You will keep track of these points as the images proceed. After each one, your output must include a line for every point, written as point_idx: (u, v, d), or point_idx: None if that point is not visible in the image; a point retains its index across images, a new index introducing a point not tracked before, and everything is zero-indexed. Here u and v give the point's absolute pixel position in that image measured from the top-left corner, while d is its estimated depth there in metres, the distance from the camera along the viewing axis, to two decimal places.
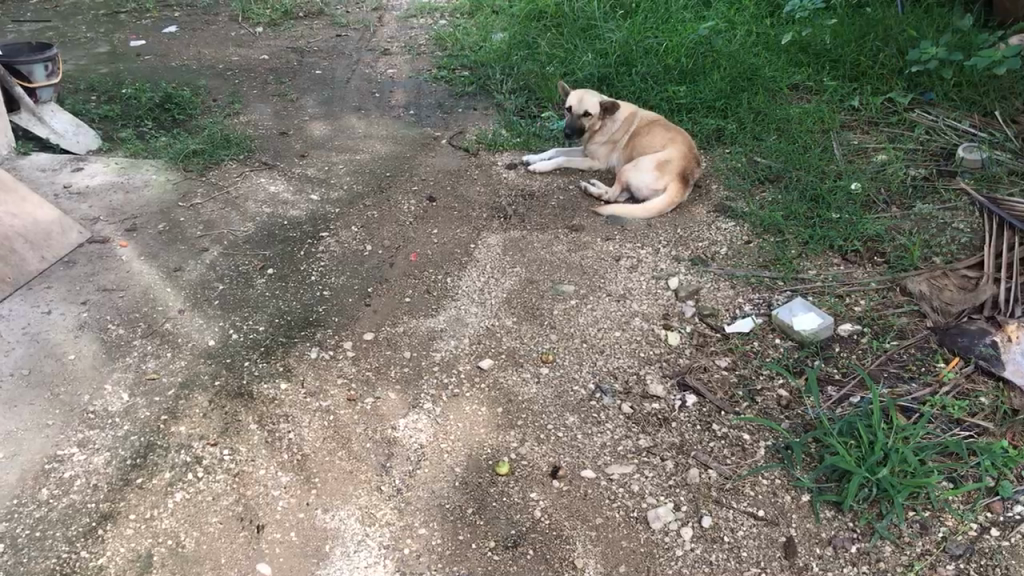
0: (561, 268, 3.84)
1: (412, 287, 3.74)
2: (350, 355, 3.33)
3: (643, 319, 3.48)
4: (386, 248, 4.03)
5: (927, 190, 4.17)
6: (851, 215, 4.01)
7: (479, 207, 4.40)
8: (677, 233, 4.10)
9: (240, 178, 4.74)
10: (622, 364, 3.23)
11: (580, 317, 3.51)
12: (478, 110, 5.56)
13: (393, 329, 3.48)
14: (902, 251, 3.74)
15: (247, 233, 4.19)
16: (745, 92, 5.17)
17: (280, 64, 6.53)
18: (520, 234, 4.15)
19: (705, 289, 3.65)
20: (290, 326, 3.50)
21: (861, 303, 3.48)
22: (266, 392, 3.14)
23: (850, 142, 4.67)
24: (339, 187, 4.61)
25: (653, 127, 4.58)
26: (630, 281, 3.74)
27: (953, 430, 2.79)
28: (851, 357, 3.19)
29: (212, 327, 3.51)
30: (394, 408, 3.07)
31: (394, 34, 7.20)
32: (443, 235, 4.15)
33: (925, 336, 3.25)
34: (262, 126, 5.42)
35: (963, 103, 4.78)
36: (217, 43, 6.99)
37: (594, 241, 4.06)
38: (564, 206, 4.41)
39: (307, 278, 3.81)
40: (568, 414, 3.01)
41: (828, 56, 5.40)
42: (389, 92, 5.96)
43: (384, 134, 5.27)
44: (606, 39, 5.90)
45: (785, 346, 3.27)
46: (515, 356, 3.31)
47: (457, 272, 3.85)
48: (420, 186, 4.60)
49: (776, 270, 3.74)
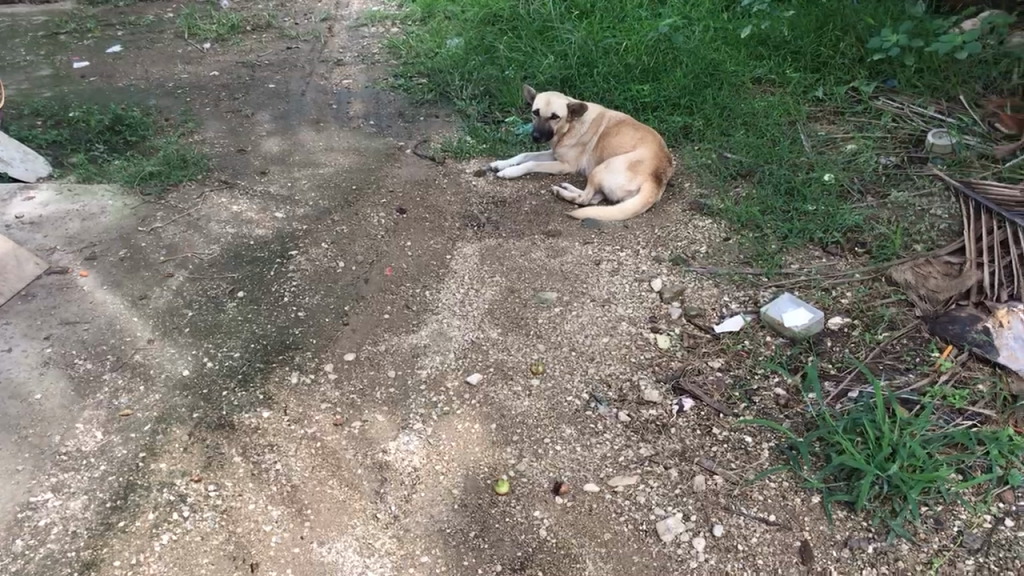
0: (542, 275, 3.77)
1: (390, 303, 3.62)
2: (332, 377, 3.20)
3: (630, 323, 3.42)
4: (360, 264, 3.90)
5: (900, 178, 4.16)
6: (828, 206, 3.98)
7: (451, 216, 4.30)
8: (656, 233, 4.03)
9: (201, 198, 4.58)
10: (614, 371, 3.15)
11: (566, 324, 3.43)
12: (440, 117, 5.46)
13: (374, 347, 3.36)
14: (883, 240, 3.72)
15: (213, 256, 4.05)
16: (709, 87, 5.13)
17: (231, 80, 6.37)
18: (496, 242, 4.06)
19: (690, 289, 3.60)
20: (266, 350, 3.36)
21: (848, 295, 3.44)
22: (247, 422, 3.00)
23: (818, 133, 4.66)
24: (305, 203, 4.47)
25: (622, 127, 4.51)
26: (613, 285, 3.67)
27: (956, 420, 2.76)
28: (844, 350, 3.15)
29: (185, 355, 3.37)
30: (383, 431, 2.96)
31: (347, 44, 7.07)
32: (417, 247, 4.03)
33: (916, 325, 3.22)
34: (218, 145, 5.26)
35: (926, 89, 4.79)
36: (165, 61, 6.81)
37: (572, 245, 3.99)
38: (538, 212, 4.33)
39: (280, 299, 3.67)
40: (563, 425, 2.93)
41: (788, 47, 5.38)
42: (346, 103, 5.83)
43: (346, 146, 5.14)
44: (565, 40, 5.83)
45: (777, 343, 3.21)
46: (504, 369, 3.21)
47: (435, 285, 3.75)
48: (389, 198, 4.47)
49: (759, 265, 3.69)
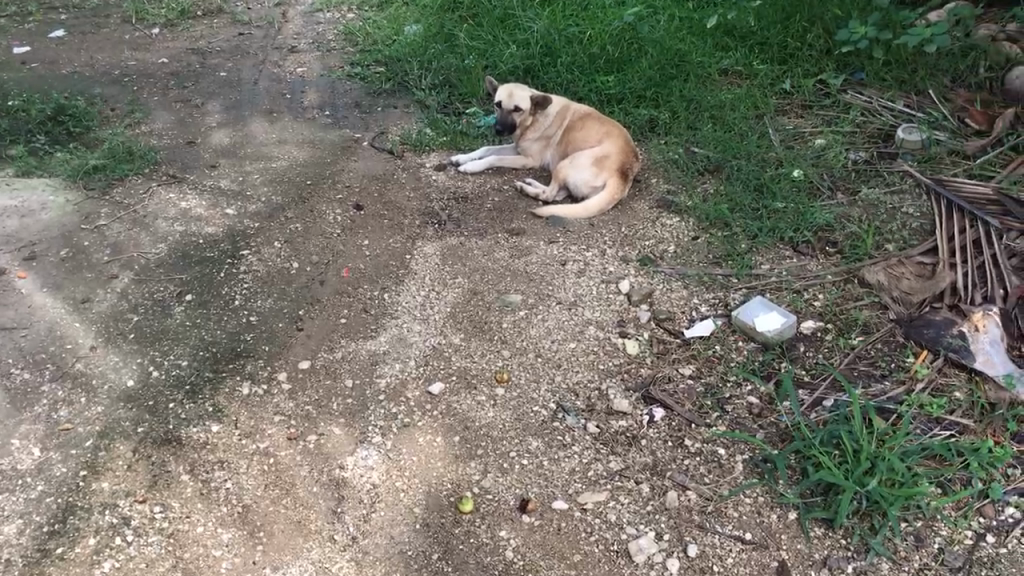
0: (505, 276, 3.64)
1: (347, 307, 3.47)
2: (286, 388, 3.04)
3: (598, 328, 3.30)
4: (315, 264, 3.72)
5: (870, 174, 4.08)
6: (798, 204, 3.89)
7: (411, 213, 4.15)
8: (622, 231, 3.91)
9: (147, 194, 4.38)
10: (581, 380, 3.03)
11: (532, 329, 3.31)
12: (398, 108, 5.29)
13: (330, 355, 3.21)
14: (855, 240, 3.64)
15: (160, 256, 3.86)
16: (675, 79, 5.01)
17: (180, 68, 6.14)
18: (458, 241, 3.92)
19: (658, 292, 3.49)
20: (216, 358, 3.19)
21: (820, 297, 3.35)
22: (195, 436, 2.84)
23: (787, 127, 4.57)
24: (257, 198, 4.29)
25: (587, 121, 4.38)
26: (580, 286, 3.55)
27: (934, 430, 2.68)
28: (817, 356, 3.06)
29: (129, 364, 3.19)
30: (340, 445, 2.82)
31: (301, 31, 6.85)
32: (375, 246, 3.87)
33: (890, 329, 3.14)
34: (166, 137, 5.05)
35: (894, 82, 4.73)
36: (111, 46, 6.54)
37: (537, 245, 3.86)
38: (500, 209, 4.19)
39: (230, 303, 3.49)
40: (530, 438, 2.80)
41: (755, 37, 5.28)
42: (301, 93, 5.64)
43: (301, 139, 4.95)
44: (527, 28, 5.67)
45: (749, 349, 3.11)
46: (467, 378, 3.07)
47: (395, 287, 3.60)
48: (345, 193, 4.29)
49: (729, 265, 3.59)
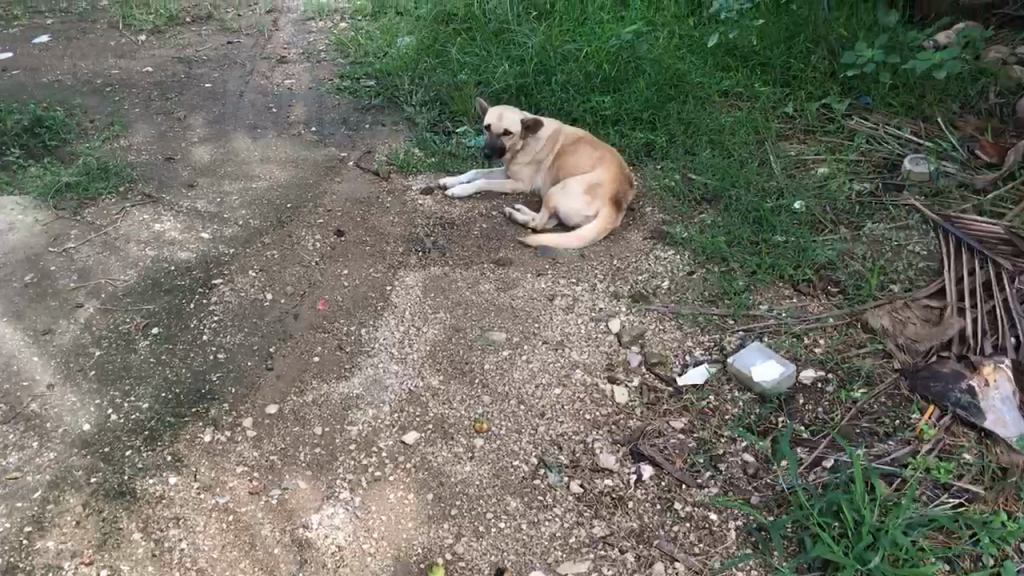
0: (490, 311, 3.46)
1: (322, 343, 3.28)
2: (251, 435, 2.86)
3: (585, 372, 3.12)
4: (289, 295, 3.54)
5: (874, 208, 3.90)
6: (799, 238, 3.71)
7: (394, 240, 3.96)
8: (614, 264, 3.73)
9: (120, 215, 4.20)
10: (566, 431, 2.85)
11: (515, 372, 3.13)
12: (387, 125, 5.11)
13: (300, 398, 3.02)
14: (858, 280, 3.45)
15: (129, 283, 3.68)
16: (674, 101, 4.83)
17: (165, 77, 5.95)
18: (441, 271, 3.74)
19: (650, 332, 3.30)
20: (179, 401, 3.00)
21: (821, 342, 3.17)
22: (151, 489, 2.65)
23: (789, 154, 4.39)
24: (234, 221, 4.10)
25: (579, 145, 4.20)
26: (568, 324, 3.36)
27: (941, 498, 2.50)
28: (817, 409, 2.88)
29: (87, 405, 3.00)
30: (305, 501, 2.63)
31: (291, 40, 6.66)
32: (354, 275, 3.69)
33: (894, 381, 2.96)
34: (145, 152, 4.87)
35: (901, 109, 4.55)
36: (94, 53, 6.35)
37: (524, 277, 3.67)
38: (488, 236, 4.01)
39: (198, 338, 3.31)
40: (508, 497, 2.62)
41: (757, 58, 5.10)
42: (287, 106, 5.46)
43: (284, 157, 4.76)
44: (522, 44, 5.49)
45: (745, 400, 2.93)
46: (444, 427, 2.89)
47: (373, 322, 3.41)
48: (326, 218, 4.11)
49: (725, 305, 3.41)
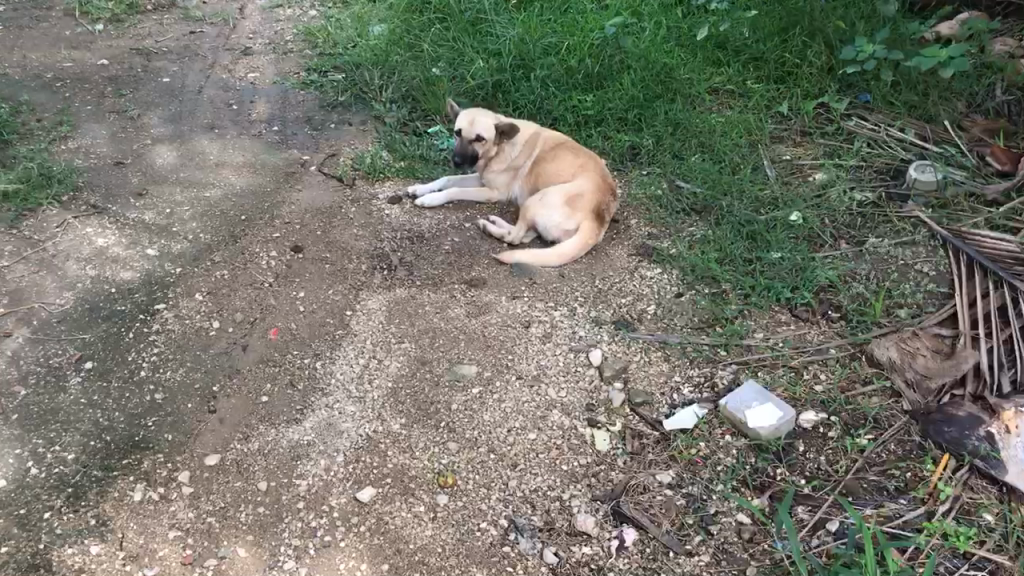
0: (459, 341, 3.14)
1: (272, 380, 2.97)
2: (186, 493, 2.56)
3: (563, 413, 2.81)
4: (239, 323, 3.22)
5: (877, 220, 3.61)
6: (797, 256, 3.41)
7: (357, 255, 3.65)
8: (595, 285, 3.42)
9: (60, 227, 3.85)
10: (540, 486, 2.55)
11: (485, 414, 2.82)
12: (353, 125, 4.77)
13: (244, 447, 2.71)
14: (862, 305, 3.16)
15: (64, 309, 3.34)
16: (661, 100, 4.52)
17: (120, 70, 5.57)
18: (408, 293, 3.42)
19: (635, 365, 2.99)
20: (109, 451, 2.69)
21: (823, 378, 2.87)
22: (69, 561, 2.35)
23: (784, 159, 4.08)
24: (182, 235, 3.77)
25: (559, 151, 3.88)
26: (544, 356, 3.06)
27: (961, 571, 2.22)
28: (819, 459, 2.59)
29: (6, 457, 2.68)
30: (243, 573, 2.34)
31: (258, 29, 6.26)
32: (311, 299, 3.37)
33: (904, 425, 2.68)
34: (92, 155, 4.51)
35: (903, 108, 4.25)
36: (45, 41, 5.91)
37: (498, 300, 3.36)
38: (460, 251, 3.69)
39: (135, 375, 2.99)
40: (473, 568, 2.33)
41: (749, 53, 4.78)
42: (249, 103, 5.10)
43: (242, 161, 4.42)
44: (499, 35, 5.15)
45: (739, 448, 2.63)
46: (403, 481, 2.59)
47: (330, 353, 3.10)
48: (284, 231, 3.79)
49: (717, 333, 3.10)
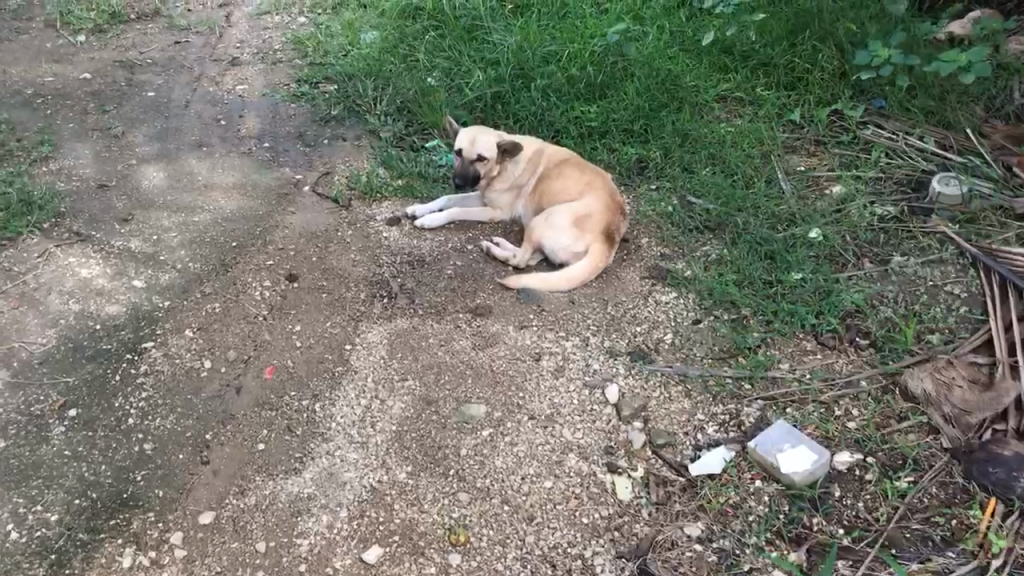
0: (466, 377, 2.96)
1: (268, 426, 2.79)
2: (179, 558, 2.39)
3: (580, 457, 2.64)
4: (232, 363, 3.04)
5: (901, 237, 3.44)
6: (820, 278, 3.24)
7: (355, 283, 3.46)
8: (608, 312, 3.23)
9: (41, 258, 3.65)
10: (559, 542, 2.38)
11: (497, 461, 2.64)
12: (347, 141, 4.58)
13: (240, 503, 2.54)
14: (891, 331, 2.99)
15: (46, 349, 3.15)
16: (667, 110, 4.34)
17: (103, 84, 5.36)
18: (409, 324, 3.23)
19: (654, 402, 2.82)
20: (95, 511, 2.51)
21: (855, 414, 2.71)
22: None
23: (799, 172, 3.92)
24: (171, 265, 3.58)
25: (564, 168, 3.70)
26: (557, 393, 2.88)
27: None
28: (857, 506, 2.42)
29: None
30: None
31: (245, 37, 6.05)
32: (308, 333, 3.18)
33: (945, 465, 2.51)
34: (75, 177, 4.31)
35: (921, 114, 4.08)
36: (24, 54, 5.69)
37: (505, 330, 3.17)
38: (464, 275, 3.49)
39: (123, 423, 2.80)
40: None
41: (757, 57, 4.61)
42: (237, 118, 4.90)
43: (232, 182, 4.23)
44: (496, 43, 4.96)
45: (772, 495, 2.46)
46: (412, 538, 2.42)
47: (329, 394, 2.92)
48: (277, 258, 3.60)
49: (740, 364, 2.93)
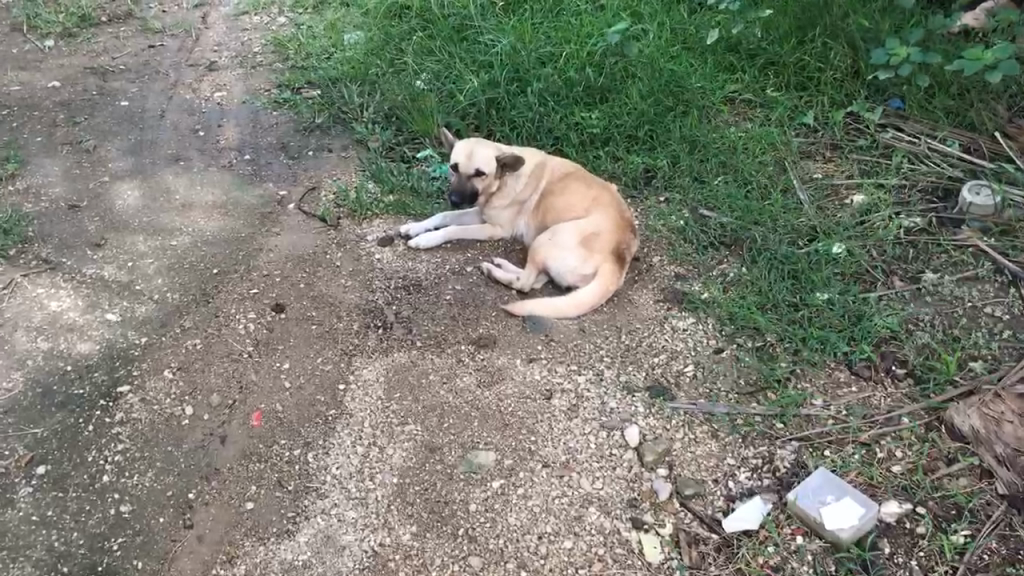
0: (472, 420, 2.71)
1: (256, 481, 2.54)
2: None
3: (601, 511, 2.41)
4: (215, 409, 2.78)
5: (931, 253, 3.23)
6: (848, 299, 3.02)
7: (347, 311, 3.20)
8: (622, 341, 2.99)
9: (7, 289, 3.38)
10: None
11: (510, 518, 2.41)
12: (334, 152, 4.33)
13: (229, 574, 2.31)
14: (930, 359, 2.78)
15: (10, 394, 2.87)
16: (673, 114, 4.10)
17: (73, 92, 5.07)
18: (407, 357, 2.97)
19: (678, 445, 2.59)
20: None
21: (899, 457, 2.50)
22: None
23: (816, 180, 3.69)
24: (148, 295, 3.32)
25: (569, 183, 3.46)
26: (571, 435, 2.63)
27: None
28: (910, 565, 2.22)
29: None
30: None
31: (222, 39, 5.75)
32: (297, 370, 2.93)
33: (1004, 516, 2.32)
34: (44, 197, 4.03)
35: (943, 115, 3.86)
36: None
37: (512, 364, 2.92)
38: (464, 300, 3.22)
39: (96, 482, 2.55)
40: None
41: (765, 56, 4.36)
42: (216, 127, 4.62)
43: (212, 200, 3.96)
44: (489, 43, 4.70)
45: (815, 554, 2.26)
46: None
47: (323, 442, 2.67)
48: (262, 286, 3.34)
49: (769, 400, 2.71)
